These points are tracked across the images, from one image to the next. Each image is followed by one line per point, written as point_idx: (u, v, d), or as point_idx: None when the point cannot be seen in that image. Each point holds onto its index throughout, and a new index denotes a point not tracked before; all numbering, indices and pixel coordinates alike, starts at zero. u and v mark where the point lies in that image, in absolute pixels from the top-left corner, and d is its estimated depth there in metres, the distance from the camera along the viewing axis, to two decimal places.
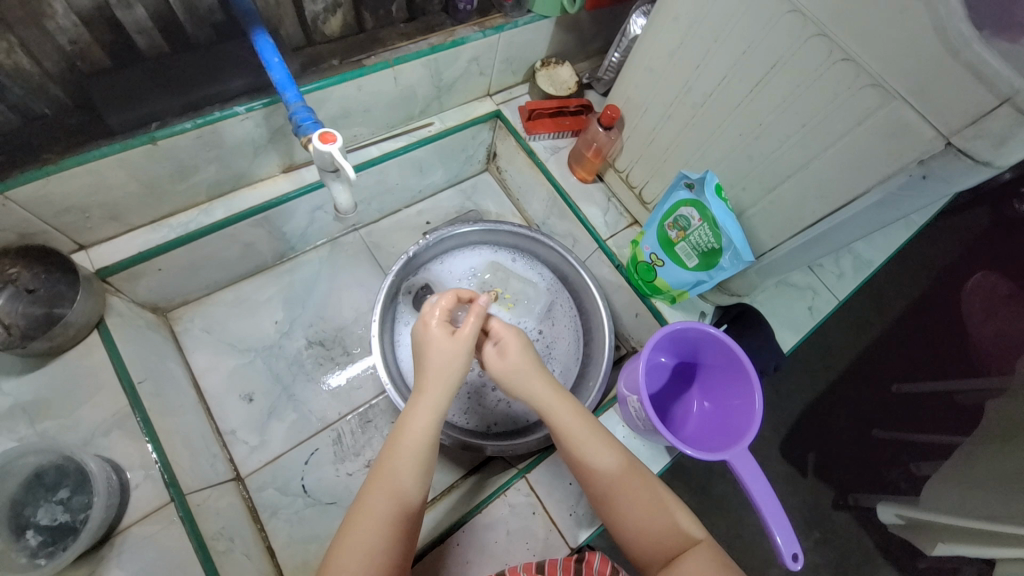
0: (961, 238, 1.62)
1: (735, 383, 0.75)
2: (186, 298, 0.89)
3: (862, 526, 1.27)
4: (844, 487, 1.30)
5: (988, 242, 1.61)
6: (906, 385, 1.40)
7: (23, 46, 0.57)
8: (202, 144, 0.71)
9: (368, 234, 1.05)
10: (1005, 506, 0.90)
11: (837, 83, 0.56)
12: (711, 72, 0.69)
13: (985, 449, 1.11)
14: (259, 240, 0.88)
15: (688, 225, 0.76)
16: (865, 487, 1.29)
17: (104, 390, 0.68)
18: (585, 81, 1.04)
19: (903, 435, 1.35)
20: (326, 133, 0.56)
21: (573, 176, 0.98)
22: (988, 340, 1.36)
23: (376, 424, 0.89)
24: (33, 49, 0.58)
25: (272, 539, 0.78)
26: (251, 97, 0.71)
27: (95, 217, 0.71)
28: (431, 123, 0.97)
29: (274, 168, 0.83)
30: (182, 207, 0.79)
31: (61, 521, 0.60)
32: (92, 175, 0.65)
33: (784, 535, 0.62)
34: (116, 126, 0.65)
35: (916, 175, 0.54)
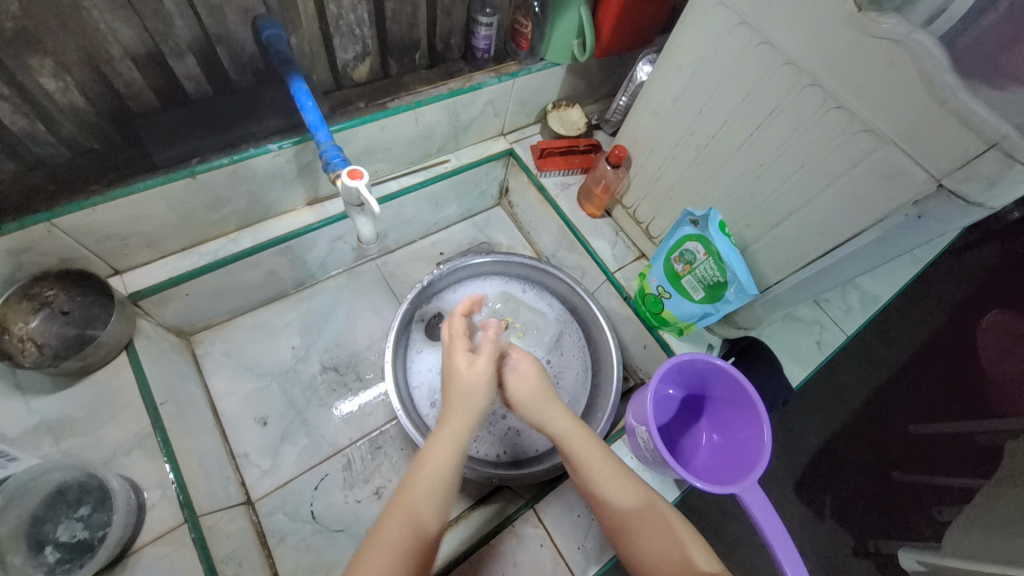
0: (970, 276, 1.63)
1: (744, 416, 0.75)
2: (208, 322, 0.92)
3: (883, 573, 1.21)
4: (863, 531, 1.26)
5: (997, 280, 1.61)
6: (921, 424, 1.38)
7: (81, 88, 0.62)
8: (236, 178, 0.76)
9: (385, 263, 1.09)
10: None
11: (832, 129, 0.60)
12: (714, 116, 0.73)
13: (1007, 492, 1.08)
14: (281, 268, 0.92)
15: (694, 259, 0.79)
16: (884, 531, 1.25)
17: (128, 409, 0.70)
18: (594, 122, 1.10)
19: (921, 476, 1.31)
20: (353, 170, 0.60)
21: (582, 211, 1.02)
22: (1004, 379, 1.34)
23: (386, 451, 0.90)
24: (91, 92, 0.63)
25: (280, 565, 0.77)
26: (283, 135, 0.76)
27: (132, 244, 0.75)
28: (447, 160, 1.02)
29: (299, 201, 0.88)
30: (212, 236, 0.84)
31: (80, 537, 0.61)
32: (135, 205, 0.70)
33: (797, 573, 0.61)
34: (160, 161, 0.71)
35: (912, 215, 0.56)
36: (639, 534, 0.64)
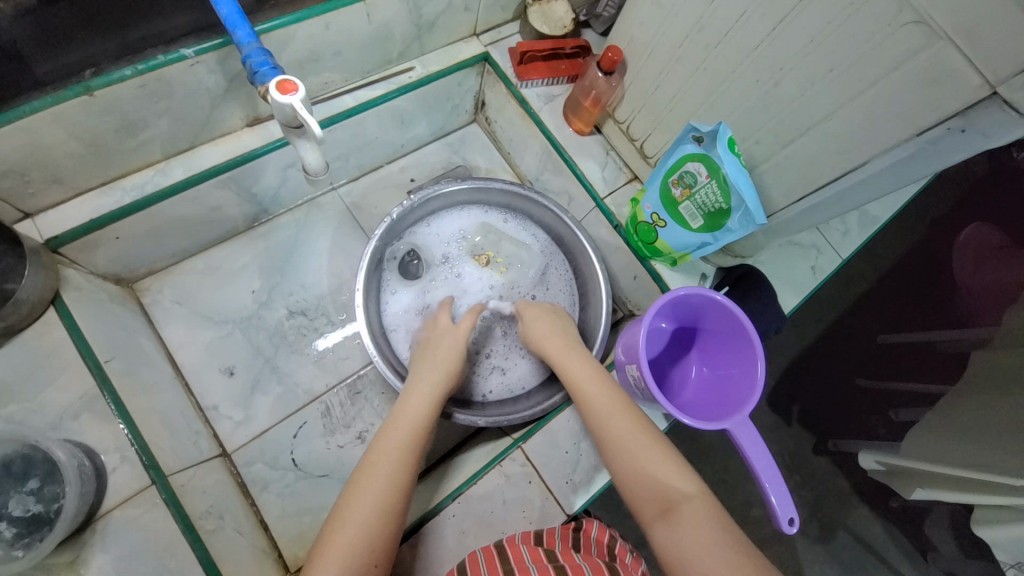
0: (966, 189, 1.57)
1: (737, 350, 0.72)
2: (152, 267, 0.82)
3: (841, 468, 1.31)
4: (826, 433, 1.33)
5: (991, 188, 1.52)
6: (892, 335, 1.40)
7: None
8: (148, 95, 0.62)
9: (348, 193, 0.97)
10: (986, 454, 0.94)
11: (875, 20, 0.49)
12: (730, 5, 0.60)
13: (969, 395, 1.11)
14: (227, 203, 0.81)
15: (694, 183, 0.70)
16: (846, 434, 1.32)
17: (69, 370, 0.63)
18: (581, 18, 0.93)
19: (884, 384, 1.36)
20: (285, 81, 0.48)
21: (569, 127, 0.91)
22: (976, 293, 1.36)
23: (365, 395, 0.86)
24: None
25: (265, 513, 0.76)
26: (199, 37, 0.61)
27: (36, 180, 0.63)
28: (411, 68, 0.87)
29: (236, 121, 0.74)
30: (135, 167, 0.71)
31: (34, 511, 0.57)
32: (27, 134, 0.57)
33: (780, 499, 0.62)
34: (45, 77, 0.57)
35: (954, 128, 0.48)
36: (623, 447, 0.60)
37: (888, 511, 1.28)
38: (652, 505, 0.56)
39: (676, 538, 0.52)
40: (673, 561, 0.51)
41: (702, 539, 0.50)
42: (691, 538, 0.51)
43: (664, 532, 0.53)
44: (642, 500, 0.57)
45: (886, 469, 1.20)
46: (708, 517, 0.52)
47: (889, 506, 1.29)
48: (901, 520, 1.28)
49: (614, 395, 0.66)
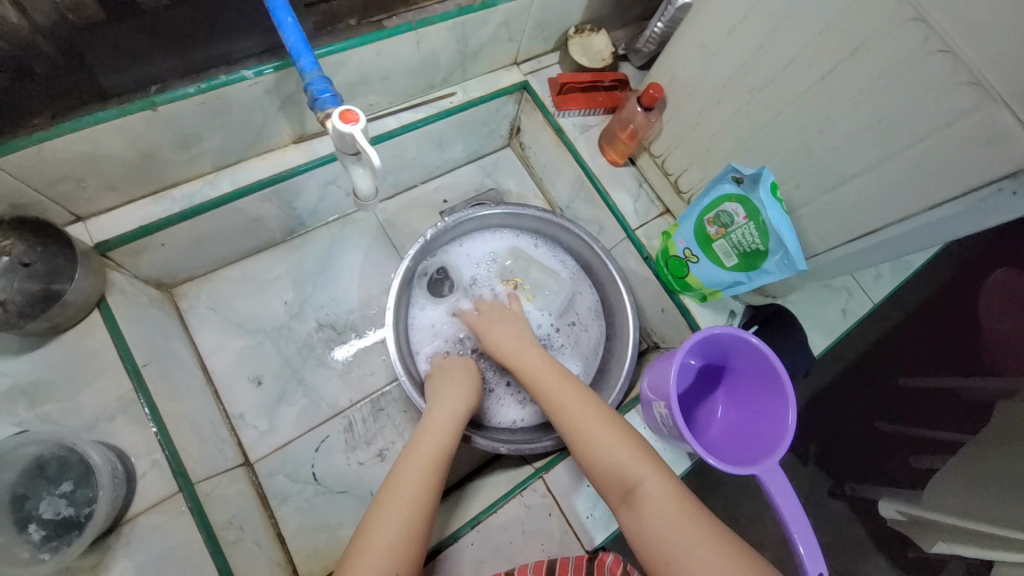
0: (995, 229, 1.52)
1: (767, 394, 0.71)
2: (191, 274, 0.84)
3: (857, 515, 1.26)
4: (842, 475, 1.30)
5: None
6: (913, 378, 1.37)
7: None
8: (207, 112, 0.65)
9: (382, 210, 0.99)
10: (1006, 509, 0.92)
11: (928, 78, 0.49)
12: (778, 54, 0.61)
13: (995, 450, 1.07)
14: (268, 215, 0.83)
15: (731, 222, 0.71)
16: (865, 478, 1.28)
17: (108, 372, 0.65)
18: (621, 53, 0.95)
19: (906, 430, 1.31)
20: (347, 111, 0.49)
21: (604, 157, 0.92)
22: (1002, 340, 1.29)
23: (388, 413, 0.86)
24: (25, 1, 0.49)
25: (283, 526, 0.76)
26: (260, 60, 0.64)
27: (92, 186, 0.65)
28: (453, 93, 0.89)
29: (284, 138, 0.77)
30: (186, 178, 0.73)
31: (65, 514, 0.58)
32: (90, 143, 0.59)
33: (809, 551, 0.60)
34: (111, 88, 0.60)
35: (1005, 189, 0.48)
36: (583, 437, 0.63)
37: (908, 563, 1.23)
38: (615, 488, 0.59)
39: (641, 521, 0.54)
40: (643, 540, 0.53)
41: (660, 517, 0.53)
42: (654, 516, 0.53)
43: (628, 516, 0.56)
44: (608, 486, 0.60)
45: (907, 519, 1.17)
46: (664, 496, 0.54)
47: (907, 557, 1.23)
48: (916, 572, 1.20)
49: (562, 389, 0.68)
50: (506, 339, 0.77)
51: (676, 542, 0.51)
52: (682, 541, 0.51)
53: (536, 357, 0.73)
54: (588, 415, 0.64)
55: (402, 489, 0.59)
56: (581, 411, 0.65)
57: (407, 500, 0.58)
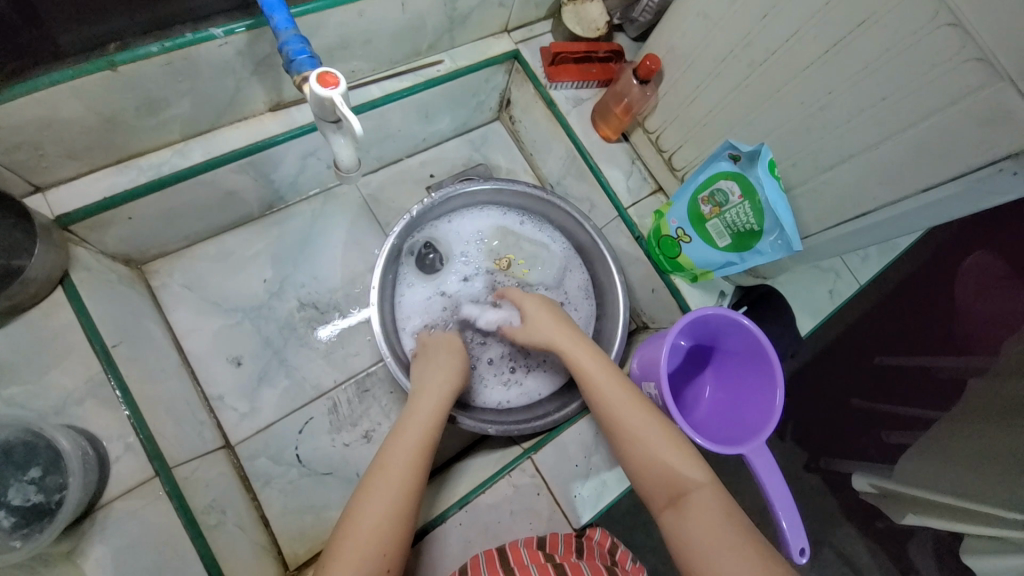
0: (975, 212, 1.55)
1: (756, 375, 0.71)
2: (162, 250, 0.80)
3: (831, 489, 1.31)
4: (817, 450, 1.34)
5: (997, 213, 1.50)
6: (889, 357, 1.40)
7: None
8: (172, 74, 0.60)
9: (366, 184, 0.95)
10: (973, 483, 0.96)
11: (936, 52, 0.48)
12: (781, 25, 0.59)
13: (965, 427, 1.10)
14: (243, 188, 0.78)
15: (726, 201, 0.69)
16: (836, 452, 1.33)
17: (75, 353, 0.61)
18: (616, 22, 0.91)
19: (881, 406, 1.35)
20: (325, 73, 0.46)
21: (596, 132, 0.89)
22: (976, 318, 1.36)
23: (373, 394, 0.85)
24: None
25: (266, 508, 0.75)
26: (232, 17, 0.59)
27: (50, 154, 0.60)
28: (440, 61, 0.85)
29: (260, 105, 0.72)
30: (153, 146, 0.68)
31: (33, 502, 0.55)
32: (44, 107, 0.54)
33: (791, 527, 0.61)
34: (66, 47, 0.54)
35: (1007, 170, 0.47)
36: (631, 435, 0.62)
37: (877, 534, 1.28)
38: (662, 491, 0.58)
39: (687, 526, 0.54)
40: (681, 544, 0.54)
41: (707, 526, 0.53)
42: (702, 523, 0.54)
43: (673, 521, 0.56)
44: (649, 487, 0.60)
45: (879, 492, 1.21)
46: (715, 507, 0.55)
47: (875, 527, 1.28)
48: (884, 540, 1.27)
49: (618, 385, 0.66)
50: (553, 332, 0.73)
51: (717, 550, 0.51)
52: (723, 550, 0.51)
53: (587, 353, 0.70)
54: (645, 417, 0.62)
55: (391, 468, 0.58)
56: (634, 411, 0.63)
57: (398, 480, 0.57)
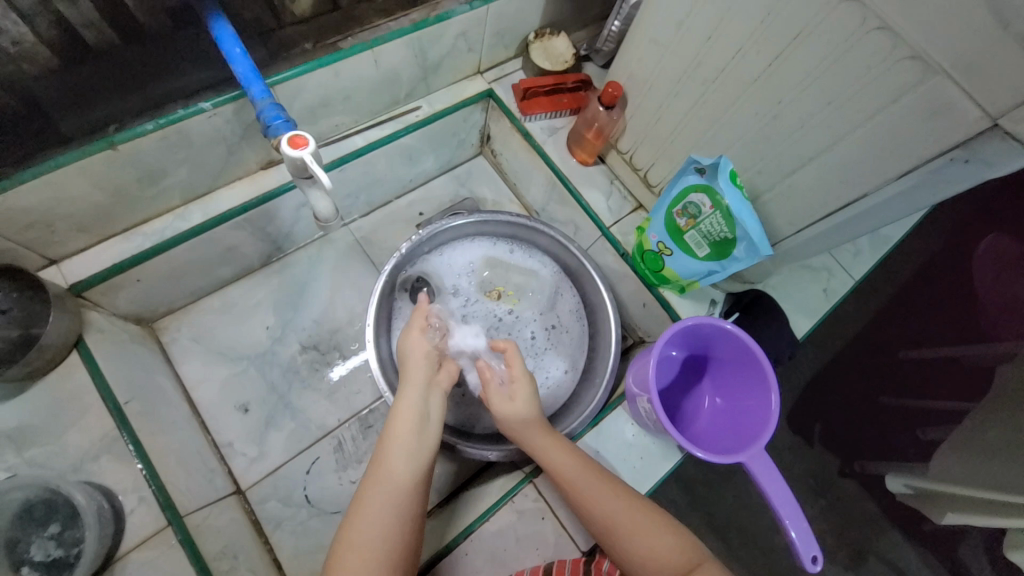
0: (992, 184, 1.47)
1: (751, 380, 0.71)
2: (170, 307, 0.85)
3: (868, 492, 1.22)
4: (849, 455, 1.25)
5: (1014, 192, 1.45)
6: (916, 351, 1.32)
7: None
8: (169, 146, 0.65)
9: (358, 228, 1.00)
10: (1005, 475, 0.91)
11: (870, 56, 0.50)
12: (727, 44, 0.62)
13: (994, 419, 1.06)
14: (242, 243, 0.83)
15: (699, 213, 0.71)
16: (871, 454, 1.25)
17: (90, 413, 0.65)
18: (582, 53, 0.96)
19: (908, 402, 1.29)
20: (296, 136, 0.50)
21: (573, 158, 0.92)
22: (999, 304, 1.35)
23: (377, 430, 0.87)
24: None
25: (278, 551, 0.76)
26: (217, 91, 0.65)
27: (62, 229, 0.66)
28: (418, 107, 0.90)
29: (252, 165, 0.77)
30: (156, 213, 0.74)
31: (55, 556, 0.58)
32: (53, 187, 0.60)
33: (801, 535, 0.60)
34: (70, 132, 0.61)
35: (957, 159, 0.48)
36: (622, 522, 0.59)
37: (921, 537, 1.20)
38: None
39: None
40: None
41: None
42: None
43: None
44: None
45: (914, 492, 1.14)
46: None
47: (921, 531, 1.20)
48: (934, 544, 1.20)
49: (594, 475, 0.63)
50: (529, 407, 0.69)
51: None
52: None
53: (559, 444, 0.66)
54: (628, 502, 0.60)
55: (385, 488, 0.56)
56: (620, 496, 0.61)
57: (389, 501, 0.56)
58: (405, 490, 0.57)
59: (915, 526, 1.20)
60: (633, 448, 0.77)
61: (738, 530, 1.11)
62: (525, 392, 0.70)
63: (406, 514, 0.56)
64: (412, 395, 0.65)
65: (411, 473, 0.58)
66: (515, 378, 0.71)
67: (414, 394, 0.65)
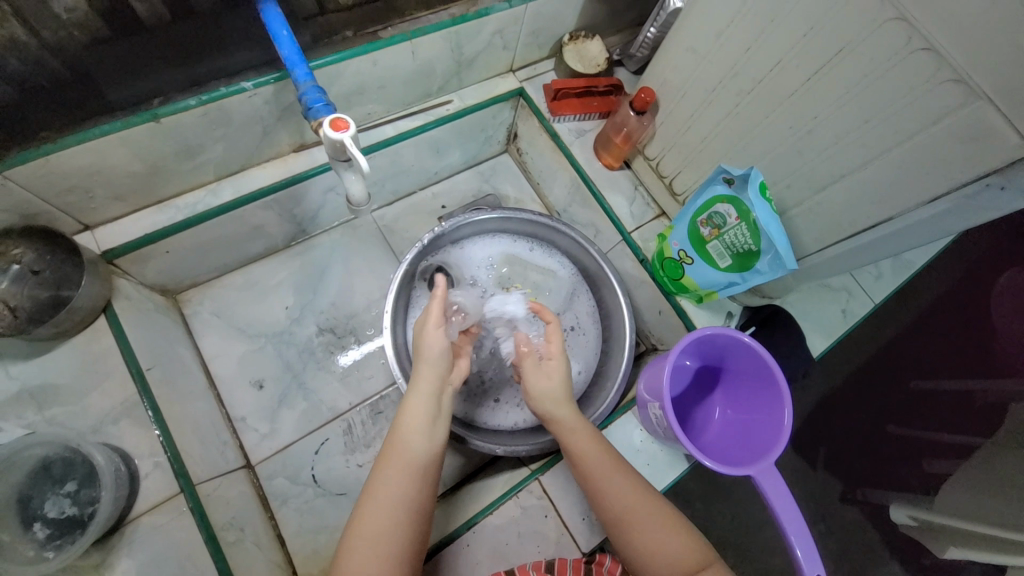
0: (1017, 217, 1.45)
1: (764, 395, 0.71)
2: (194, 280, 0.86)
3: (871, 521, 1.21)
4: (855, 481, 1.23)
5: None
6: (926, 382, 1.32)
7: (19, 17, 0.51)
8: (208, 122, 0.67)
9: (381, 216, 1.01)
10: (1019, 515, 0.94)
11: (912, 76, 0.49)
12: (765, 56, 0.62)
13: (1007, 455, 1.05)
14: (269, 222, 0.85)
15: (723, 223, 0.71)
16: (878, 482, 1.23)
17: (112, 377, 0.67)
18: (615, 58, 0.96)
19: (918, 433, 1.28)
20: (337, 119, 0.51)
21: (599, 161, 0.92)
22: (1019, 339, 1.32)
23: (386, 416, 0.87)
24: (33, 21, 0.52)
25: (283, 527, 0.78)
26: (259, 71, 0.66)
27: (99, 196, 0.67)
28: (449, 101, 0.91)
29: (285, 146, 0.79)
30: (189, 187, 0.75)
31: (68, 514, 0.59)
32: (94, 154, 0.61)
33: (806, 554, 0.59)
34: (115, 102, 0.62)
35: (993, 184, 0.48)
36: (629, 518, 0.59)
37: None
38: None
39: None
40: None
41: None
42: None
43: None
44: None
45: (919, 524, 1.15)
46: None
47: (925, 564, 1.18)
48: None
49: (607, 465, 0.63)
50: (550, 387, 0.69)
51: None
52: None
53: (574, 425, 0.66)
54: (641, 497, 0.60)
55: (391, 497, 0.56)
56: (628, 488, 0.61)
57: (392, 506, 0.55)
58: (410, 502, 0.56)
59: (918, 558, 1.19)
60: (640, 454, 0.77)
61: (738, 546, 1.10)
62: (560, 367, 0.70)
63: (414, 509, 0.56)
64: (418, 409, 0.62)
65: (421, 441, 0.60)
66: (552, 354, 0.71)
67: (420, 403, 0.62)
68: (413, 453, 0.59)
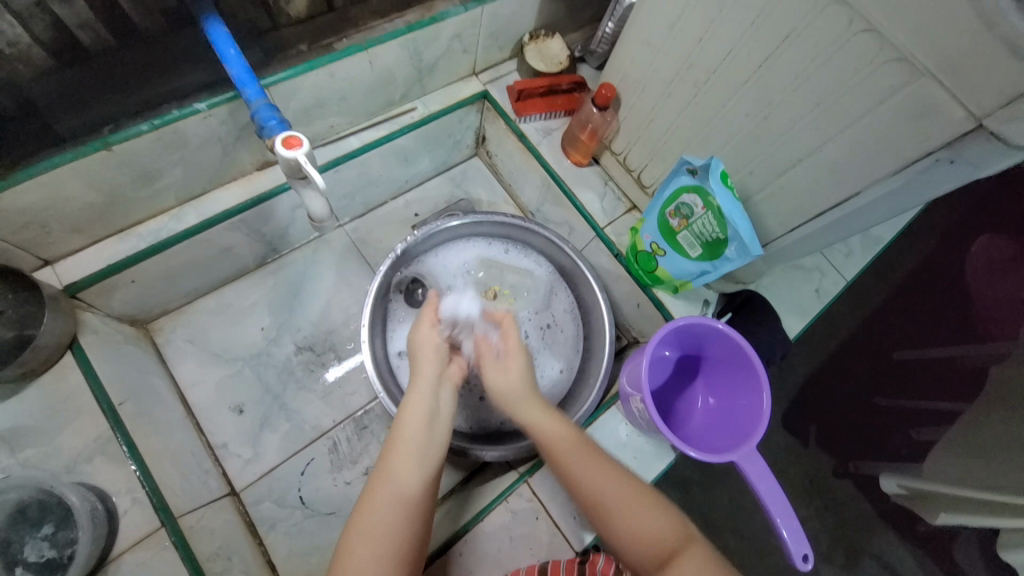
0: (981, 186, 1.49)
1: (744, 381, 0.72)
2: (165, 308, 0.85)
3: (861, 494, 1.23)
4: (845, 455, 1.25)
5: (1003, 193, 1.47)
6: (908, 352, 1.34)
7: None
8: (163, 147, 0.65)
9: (354, 229, 1.00)
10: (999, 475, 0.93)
11: (857, 58, 0.50)
12: (718, 45, 0.62)
13: (988, 419, 1.07)
14: (237, 244, 0.84)
15: (691, 213, 0.71)
16: (865, 455, 1.25)
17: (83, 414, 0.65)
18: (577, 55, 0.97)
19: (901, 404, 1.30)
20: (290, 137, 0.50)
21: (567, 159, 0.93)
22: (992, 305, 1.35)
23: (372, 430, 0.87)
24: None
25: (273, 552, 0.76)
26: (211, 92, 0.64)
27: (56, 231, 0.66)
28: (413, 108, 0.90)
29: (247, 166, 0.77)
30: (151, 214, 0.74)
31: (49, 557, 0.58)
32: (46, 188, 0.60)
33: (792, 534, 0.60)
34: (66, 134, 0.60)
35: (943, 160, 0.49)
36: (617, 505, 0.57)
37: (914, 537, 1.20)
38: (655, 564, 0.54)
39: None
40: None
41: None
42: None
43: None
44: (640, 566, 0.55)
45: (909, 492, 1.15)
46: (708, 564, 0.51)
47: (914, 531, 1.21)
48: (927, 544, 1.20)
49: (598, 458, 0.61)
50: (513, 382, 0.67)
51: None
52: None
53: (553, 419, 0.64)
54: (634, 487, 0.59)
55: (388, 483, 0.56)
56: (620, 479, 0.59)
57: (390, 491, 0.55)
58: (409, 486, 0.56)
59: (908, 525, 1.21)
60: (627, 448, 0.77)
61: (733, 530, 1.11)
62: (519, 365, 0.68)
63: (411, 494, 0.55)
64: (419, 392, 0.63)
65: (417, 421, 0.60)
66: (509, 350, 0.70)
67: (423, 392, 0.63)
68: (409, 446, 0.58)
